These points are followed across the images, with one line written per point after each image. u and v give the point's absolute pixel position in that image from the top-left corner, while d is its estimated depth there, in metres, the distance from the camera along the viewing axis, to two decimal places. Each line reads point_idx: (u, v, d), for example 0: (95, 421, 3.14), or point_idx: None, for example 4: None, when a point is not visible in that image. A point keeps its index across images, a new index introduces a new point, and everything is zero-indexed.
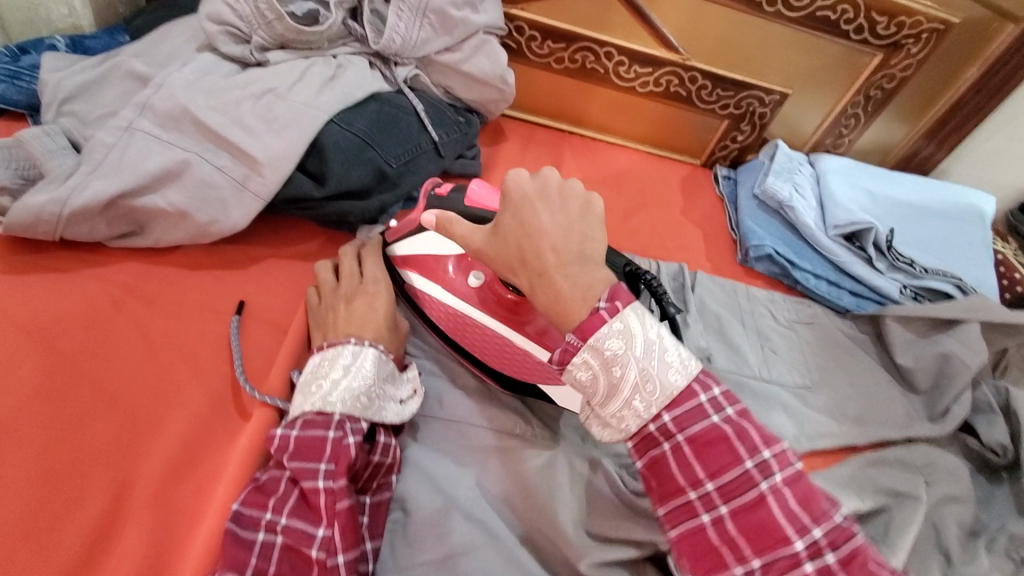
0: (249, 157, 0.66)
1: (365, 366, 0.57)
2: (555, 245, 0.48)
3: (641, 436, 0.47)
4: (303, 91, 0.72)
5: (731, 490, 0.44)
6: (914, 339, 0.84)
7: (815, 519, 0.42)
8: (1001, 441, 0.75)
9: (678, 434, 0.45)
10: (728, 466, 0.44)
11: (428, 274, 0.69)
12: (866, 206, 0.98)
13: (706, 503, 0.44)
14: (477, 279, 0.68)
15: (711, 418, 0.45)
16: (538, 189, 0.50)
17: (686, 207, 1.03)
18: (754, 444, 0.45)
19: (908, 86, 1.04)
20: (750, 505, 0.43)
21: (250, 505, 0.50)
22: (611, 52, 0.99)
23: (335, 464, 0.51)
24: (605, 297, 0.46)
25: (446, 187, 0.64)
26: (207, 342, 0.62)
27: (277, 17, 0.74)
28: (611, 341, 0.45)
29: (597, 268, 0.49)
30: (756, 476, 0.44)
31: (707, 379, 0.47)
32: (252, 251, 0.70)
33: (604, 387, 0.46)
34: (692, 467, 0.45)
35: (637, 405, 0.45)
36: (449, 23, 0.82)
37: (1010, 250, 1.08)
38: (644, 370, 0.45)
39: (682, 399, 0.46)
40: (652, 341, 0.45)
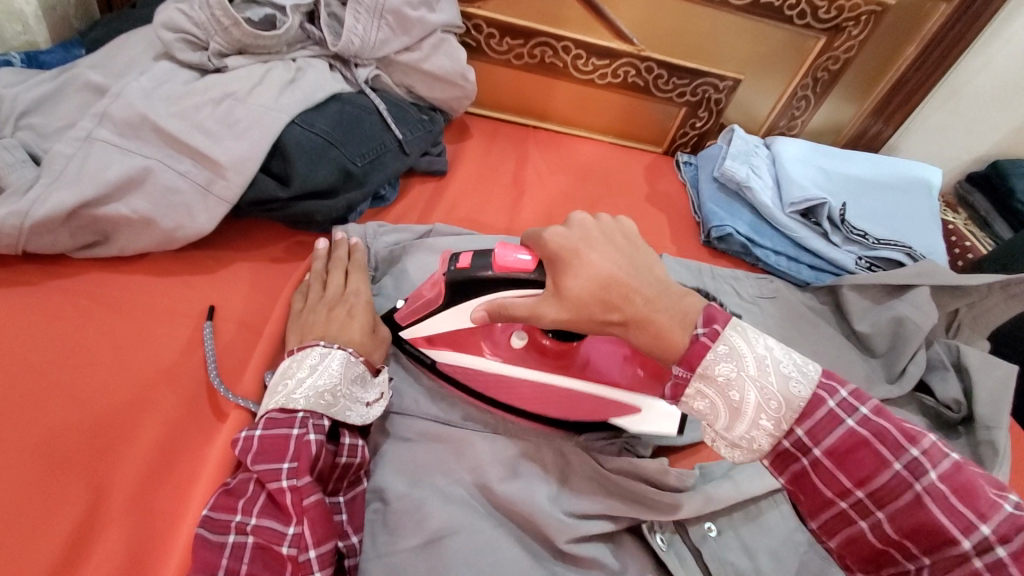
0: (211, 161, 0.67)
1: (330, 366, 0.58)
2: (632, 283, 0.52)
3: (779, 455, 0.48)
4: (264, 94, 0.73)
5: (883, 496, 0.44)
6: (870, 307, 0.88)
7: (980, 514, 0.40)
8: (955, 397, 0.79)
9: (814, 448, 0.46)
10: (876, 471, 0.44)
11: (466, 347, 0.66)
12: (820, 183, 1.03)
13: (860, 509, 0.45)
14: (519, 337, 0.66)
15: (846, 423, 0.45)
16: (580, 237, 0.55)
17: (650, 193, 1.06)
18: (897, 442, 0.44)
19: (853, 67, 1.09)
20: (910, 508, 0.43)
21: (221, 509, 0.51)
22: (568, 46, 1.02)
23: (297, 462, 0.52)
24: (701, 325, 0.49)
25: (467, 257, 0.58)
26: (179, 347, 0.62)
27: (233, 23, 0.75)
28: (721, 365, 0.47)
29: (674, 290, 0.53)
30: (907, 478, 0.43)
31: (832, 382, 0.46)
32: (221, 255, 0.71)
33: (727, 412, 0.47)
34: (837, 478, 0.45)
35: (764, 423, 0.46)
36: (406, 23, 0.84)
37: (959, 220, 1.17)
38: (762, 387, 0.46)
39: (814, 411, 0.46)
40: (762, 357, 0.47)
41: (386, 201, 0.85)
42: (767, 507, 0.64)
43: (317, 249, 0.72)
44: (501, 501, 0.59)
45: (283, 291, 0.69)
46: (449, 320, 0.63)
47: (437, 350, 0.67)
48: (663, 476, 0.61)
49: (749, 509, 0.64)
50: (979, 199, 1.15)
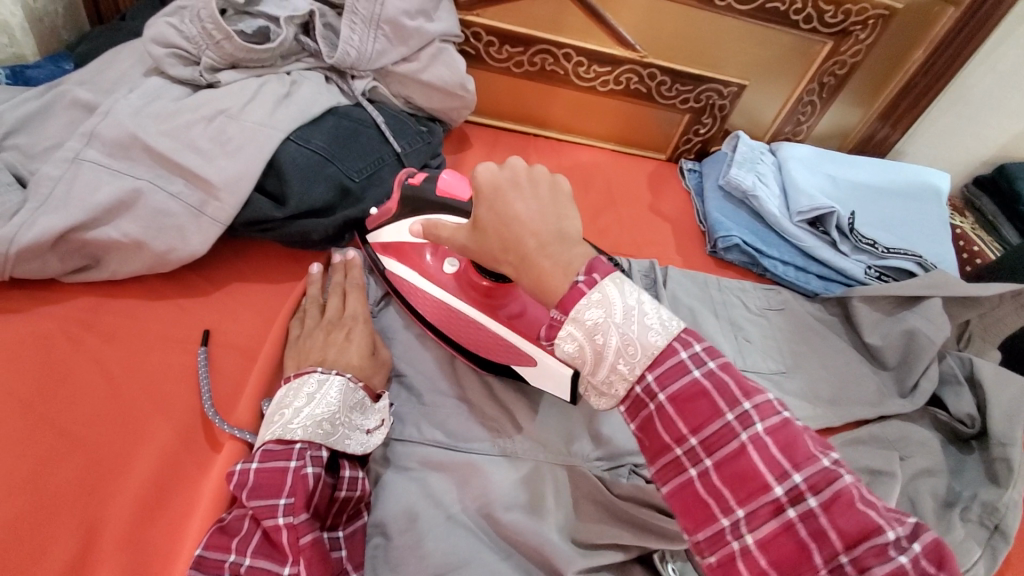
0: (204, 181, 0.65)
1: (329, 394, 0.56)
2: (534, 230, 0.47)
3: (627, 400, 0.45)
4: (257, 111, 0.70)
5: (713, 443, 0.41)
6: (881, 319, 0.86)
7: (796, 464, 0.39)
8: (969, 412, 0.77)
9: (660, 394, 0.43)
10: (710, 419, 0.41)
11: (405, 261, 0.71)
12: (827, 190, 1.01)
13: (693, 457, 0.42)
14: (452, 266, 0.70)
15: (692, 374, 0.42)
16: (509, 179, 0.50)
17: (653, 202, 1.04)
18: (734, 395, 0.41)
19: (860, 71, 1.07)
20: (734, 457, 0.40)
21: (214, 548, 0.49)
22: (569, 53, 1.00)
23: (294, 498, 0.50)
24: (583, 271, 0.45)
25: (419, 178, 0.68)
26: (173, 376, 0.60)
27: (224, 37, 0.72)
28: (592, 311, 0.43)
29: (575, 245, 0.47)
30: (736, 428, 0.41)
31: (689, 336, 0.44)
32: (217, 277, 0.69)
33: (592, 356, 0.44)
34: (676, 424, 0.42)
35: (623, 369, 0.43)
36: (404, 34, 0.82)
37: (967, 224, 1.14)
38: (625, 334, 0.43)
39: (663, 359, 0.43)
40: (631, 308, 0.43)
41: None
42: None
43: (311, 273, 0.69)
44: (506, 530, 0.58)
45: (280, 315, 0.67)
46: (400, 233, 0.70)
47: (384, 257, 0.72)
48: (669, 502, 0.60)
49: None
50: (986, 202, 1.14)
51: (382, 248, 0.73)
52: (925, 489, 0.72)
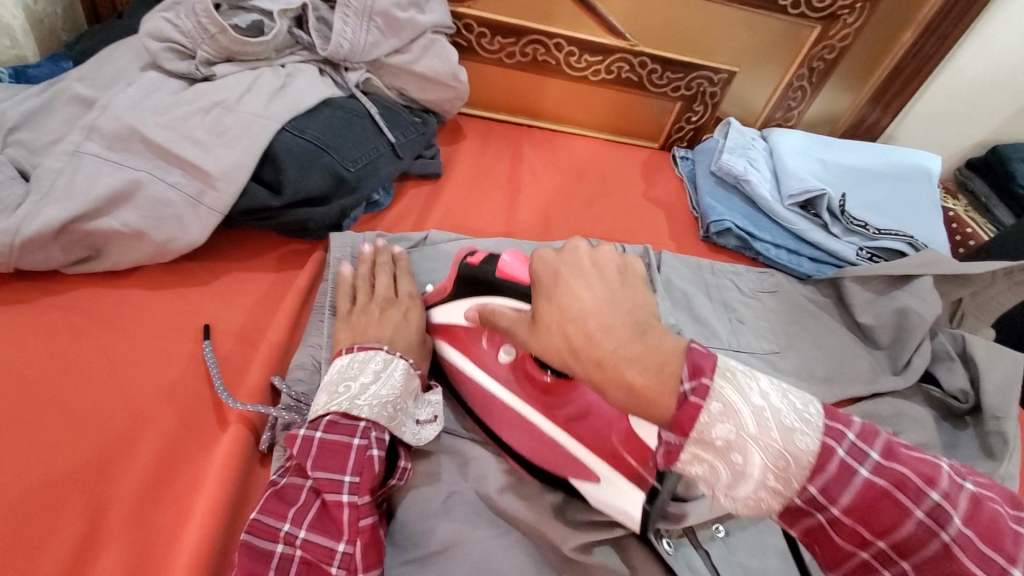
0: (202, 171, 0.66)
1: (394, 376, 0.58)
2: (605, 323, 0.43)
3: (789, 509, 0.41)
4: (253, 102, 0.72)
5: (909, 546, 0.38)
6: (874, 298, 0.87)
7: (1010, 557, 0.35)
8: (962, 387, 0.78)
9: (832, 506, 0.39)
10: (896, 521, 0.38)
11: (461, 348, 0.66)
12: (818, 174, 1.02)
13: (883, 560, 0.39)
14: (509, 354, 0.63)
15: (861, 473, 0.38)
16: (569, 265, 0.47)
17: (647, 189, 1.05)
18: (917, 487, 0.38)
19: (849, 55, 1.07)
20: (937, 559, 0.37)
21: (269, 514, 0.50)
22: (560, 43, 1.01)
23: (360, 477, 0.52)
24: (686, 376, 0.40)
25: (479, 256, 0.62)
26: (175, 361, 0.61)
27: (219, 30, 0.74)
28: (718, 427, 0.39)
29: (661, 335, 0.42)
30: (932, 526, 0.37)
31: (837, 426, 0.40)
32: (216, 266, 0.70)
33: (729, 475, 0.39)
34: (857, 533, 0.39)
35: (775, 486, 0.39)
36: (396, 25, 0.83)
37: (960, 207, 1.17)
38: (768, 447, 0.38)
39: (826, 464, 0.38)
40: (760, 409, 0.40)
41: (380, 206, 0.84)
42: None
43: (362, 252, 0.72)
44: (505, 506, 0.59)
45: (282, 302, 0.69)
46: (456, 313, 0.65)
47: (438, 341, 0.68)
48: None
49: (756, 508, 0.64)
50: (980, 184, 1.17)
51: (439, 327, 0.68)
52: None
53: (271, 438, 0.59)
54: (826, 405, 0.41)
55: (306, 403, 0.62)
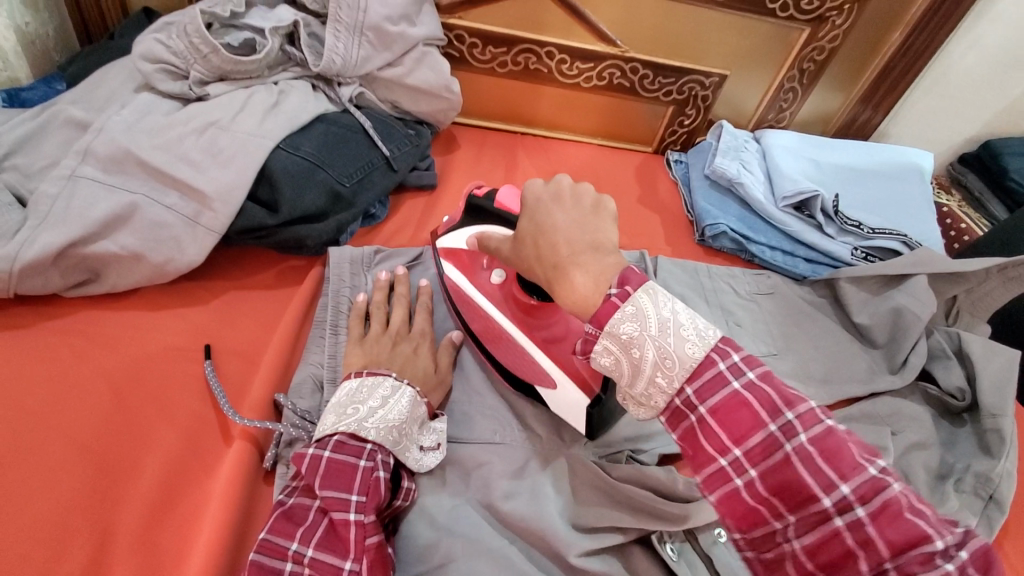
0: (198, 192, 0.66)
1: (401, 401, 0.59)
2: (568, 240, 0.48)
3: (668, 411, 0.43)
4: (247, 121, 0.72)
5: (758, 454, 0.39)
6: (869, 298, 0.88)
7: (842, 474, 0.36)
8: (959, 385, 0.78)
9: (700, 405, 0.41)
10: (751, 430, 0.39)
11: (462, 268, 0.72)
12: (811, 174, 1.02)
13: (737, 467, 0.39)
14: (500, 276, 0.69)
15: (732, 385, 0.40)
16: (552, 194, 0.52)
17: (642, 194, 1.05)
18: (776, 404, 0.39)
19: (839, 55, 1.08)
20: (778, 468, 0.38)
21: (277, 533, 0.50)
22: (552, 51, 1.01)
23: (366, 496, 0.52)
24: (615, 283, 0.44)
25: (483, 189, 0.68)
26: (177, 383, 0.61)
27: (211, 50, 0.74)
28: (626, 324, 0.43)
29: (609, 255, 0.47)
30: (780, 439, 0.38)
31: (726, 346, 0.42)
32: (214, 285, 0.71)
33: (629, 369, 0.43)
34: (717, 435, 0.40)
35: (661, 382, 0.42)
36: (387, 39, 0.84)
37: (954, 201, 1.20)
38: (661, 346, 0.42)
39: (701, 371, 0.41)
40: (666, 320, 0.42)
41: (377, 219, 0.84)
42: None
43: (380, 279, 0.73)
44: (508, 519, 0.59)
45: (282, 319, 0.69)
46: (458, 239, 0.71)
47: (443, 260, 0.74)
48: (669, 482, 0.60)
49: None
50: (972, 179, 1.19)
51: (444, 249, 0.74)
52: (917, 463, 0.73)
53: (275, 455, 0.59)
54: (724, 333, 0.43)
55: (312, 420, 0.61)
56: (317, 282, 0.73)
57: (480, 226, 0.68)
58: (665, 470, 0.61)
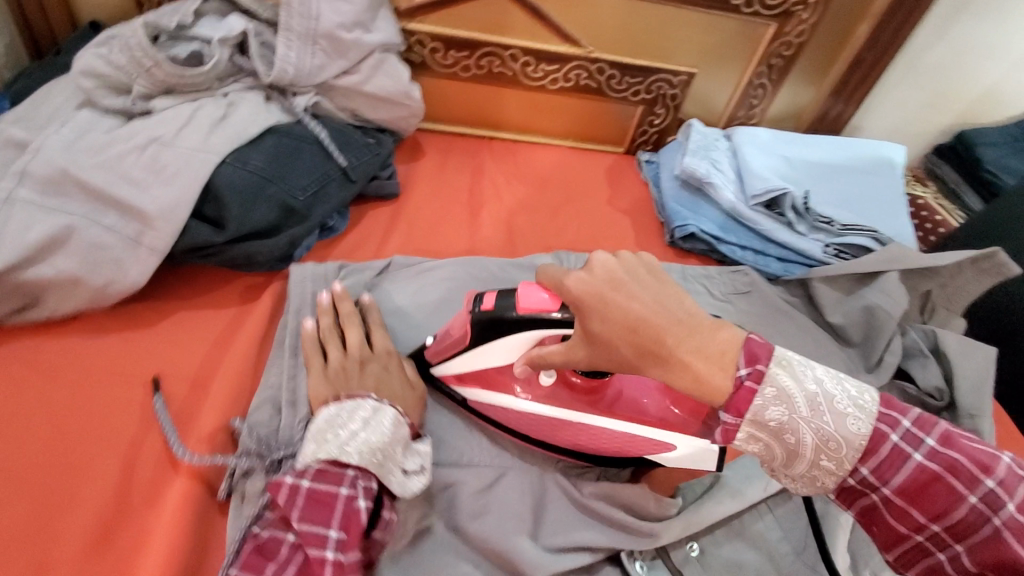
0: (139, 212, 0.64)
1: (382, 424, 0.56)
2: (669, 327, 0.46)
3: (846, 492, 0.48)
4: (192, 136, 0.69)
5: (964, 529, 0.44)
6: (842, 297, 0.87)
7: None
8: (936, 384, 0.78)
9: (883, 486, 0.45)
10: (951, 505, 0.44)
11: (494, 387, 0.63)
12: (783, 171, 1.01)
13: (938, 542, 0.45)
14: (547, 376, 0.61)
15: (915, 459, 0.45)
16: (608, 283, 0.48)
17: (612, 197, 1.04)
18: (969, 475, 0.43)
19: (808, 50, 1.06)
20: (986, 541, 0.43)
21: (249, 568, 0.49)
22: (516, 54, 1.00)
23: (345, 534, 0.50)
24: (743, 364, 0.46)
25: (490, 299, 0.57)
26: (119, 411, 0.59)
27: (154, 64, 0.73)
28: (771, 409, 0.45)
29: (716, 332, 0.47)
30: (983, 511, 0.43)
31: (895, 415, 0.45)
32: (164, 306, 0.68)
33: (784, 454, 0.46)
34: (910, 514, 0.45)
35: (827, 463, 0.45)
36: (342, 46, 0.82)
37: (930, 193, 1.22)
38: (819, 429, 0.45)
39: (880, 448, 0.45)
40: (813, 394, 0.45)
41: (336, 231, 0.82)
42: (750, 521, 0.63)
43: (322, 302, 0.66)
44: (471, 542, 0.57)
45: (236, 340, 0.66)
46: (479, 360, 0.60)
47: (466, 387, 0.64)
48: (644, 501, 0.60)
49: (732, 522, 0.63)
50: (947, 170, 1.21)
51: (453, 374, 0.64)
52: None
53: (229, 486, 0.56)
54: (884, 396, 0.47)
55: (270, 446, 0.58)
56: (274, 299, 0.71)
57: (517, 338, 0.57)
58: (638, 488, 0.60)
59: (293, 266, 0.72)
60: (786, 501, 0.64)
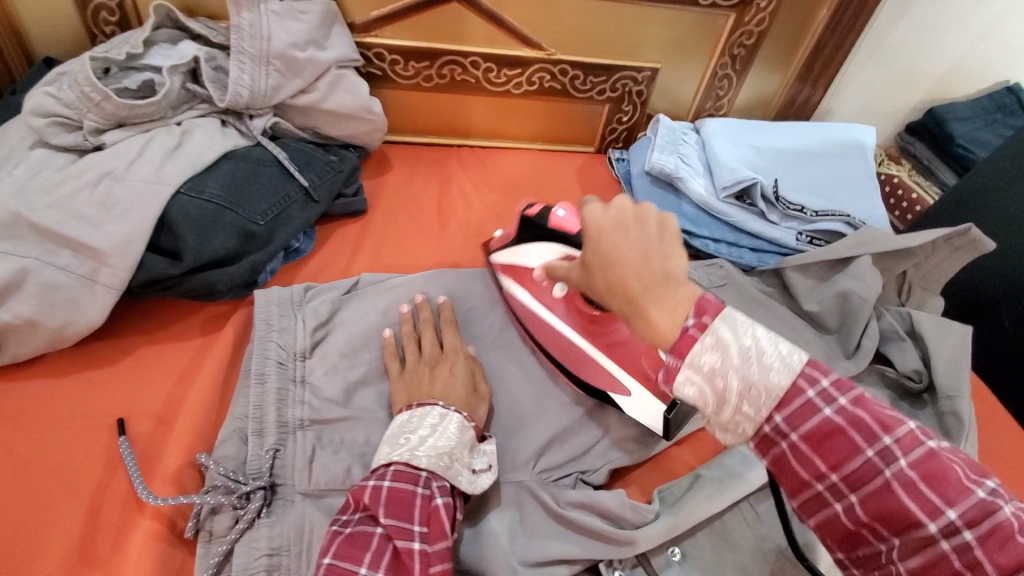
0: (93, 250, 0.63)
1: (450, 429, 0.57)
2: (639, 272, 0.46)
3: (757, 439, 0.44)
4: (145, 168, 0.69)
5: (859, 481, 0.41)
6: (816, 285, 0.86)
7: (948, 500, 0.38)
8: (915, 367, 0.77)
9: (792, 433, 0.42)
10: (850, 457, 0.41)
11: (521, 283, 0.73)
12: (752, 160, 1.00)
13: (835, 493, 0.42)
14: (562, 289, 0.69)
15: (824, 412, 0.42)
16: (614, 222, 0.49)
17: (584, 197, 1.03)
18: (872, 430, 0.41)
19: (770, 37, 1.06)
20: (879, 493, 0.40)
21: (343, 558, 0.48)
22: (477, 60, 0.99)
23: (428, 527, 0.51)
24: (692, 315, 0.44)
25: (536, 209, 0.72)
26: (83, 454, 0.58)
27: (103, 97, 0.71)
28: (707, 355, 0.43)
29: (686, 287, 0.46)
30: (879, 464, 0.40)
31: (814, 370, 0.43)
32: (128, 342, 0.67)
33: (715, 398, 0.43)
34: (814, 462, 0.42)
35: (748, 410, 0.43)
36: (296, 66, 0.81)
37: (904, 170, 1.23)
38: (746, 376, 0.42)
39: (790, 399, 0.42)
40: (748, 349, 0.42)
41: (302, 253, 0.81)
42: (731, 521, 0.62)
43: (402, 311, 0.70)
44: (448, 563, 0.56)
45: (201, 373, 0.66)
46: (518, 258, 0.74)
47: (503, 276, 0.76)
48: (619, 510, 0.59)
49: (713, 524, 0.62)
50: (920, 148, 1.20)
51: (504, 265, 0.76)
52: None
53: (196, 524, 0.55)
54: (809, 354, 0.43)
55: (236, 478, 0.56)
56: (240, 328, 0.70)
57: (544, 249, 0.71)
58: (615, 495, 0.60)
59: (257, 292, 0.71)
60: (767, 498, 0.64)
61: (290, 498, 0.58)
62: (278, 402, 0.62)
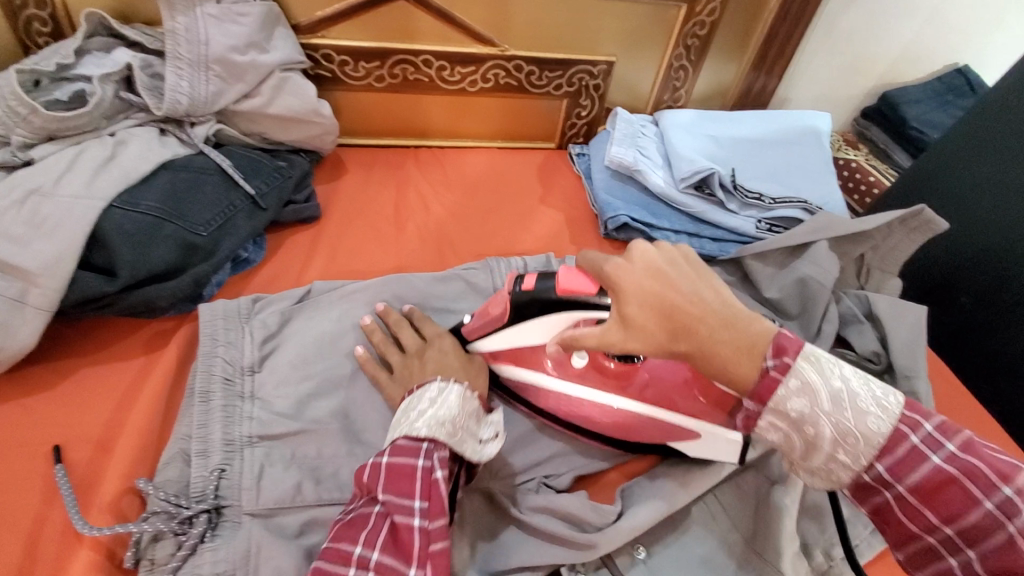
0: (21, 270, 0.60)
1: (450, 399, 0.55)
2: (705, 317, 0.47)
3: (859, 487, 0.47)
4: (75, 183, 0.66)
5: (978, 534, 0.43)
6: (775, 272, 0.86)
7: None
8: (874, 348, 0.78)
9: (898, 484, 0.45)
10: (965, 509, 0.43)
11: (526, 365, 0.64)
12: (710, 150, 1.00)
13: (951, 546, 0.44)
14: (581, 358, 0.63)
15: (932, 461, 0.44)
16: (651, 271, 0.49)
17: (545, 194, 1.02)
18: (987, 481, 0.43)
19: (722, 26, 1.06)
20: (1002, 547, 0.42)
21: (341, 540, 0.48)
22: (429, 59, 0.97)
23: (428, 501, 0.50)
24: (770, 355, 0.46)
25: (530, 280, 0.58)
26: (15, 486, 0.55)
27: (29, 111, 0.68)
28: (793, 400, 0.45)
29: (748, 322, 0.47)
30: (1001, 518, 0.42)
31: (916, 418, 0.46)
32: (63, 366, 0.64)
33: (802, 445, 0.47)
34: (924, 514, 0.45)
35: (844, 458, 0.45)
36: (237, 70, 0.79)
37: (862, 155, 1.24)
38: (839, 423, 0.45)
39: (895, 448, 0.45)
40: (840, 392, 0.45)
41: (251, 263, 0.78)
42: (695, 514, 0.62)
43: (364, 323, 0.68)
44: None
45: (142, 394, 0.63)
46: (517, 338, 0.62)
47: (498, 364, 0.66)
48: (580, 511, 0.58)
49: (677, 519, 0.62)
50: (876, 131, 1.22)
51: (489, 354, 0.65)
52: None
53: (137, 554, 0.52)
54: (907, 399, 0.47)
55: (180, 501, 0.54)
56: (185, 344, 0.67)
57: (553, 320, 0.58)
58: (575, 497, 0.59)
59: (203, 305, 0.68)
60: (729, 489, 0.64)
61: (237, 520, 0.55)
62: (224, 420, 0.60)
